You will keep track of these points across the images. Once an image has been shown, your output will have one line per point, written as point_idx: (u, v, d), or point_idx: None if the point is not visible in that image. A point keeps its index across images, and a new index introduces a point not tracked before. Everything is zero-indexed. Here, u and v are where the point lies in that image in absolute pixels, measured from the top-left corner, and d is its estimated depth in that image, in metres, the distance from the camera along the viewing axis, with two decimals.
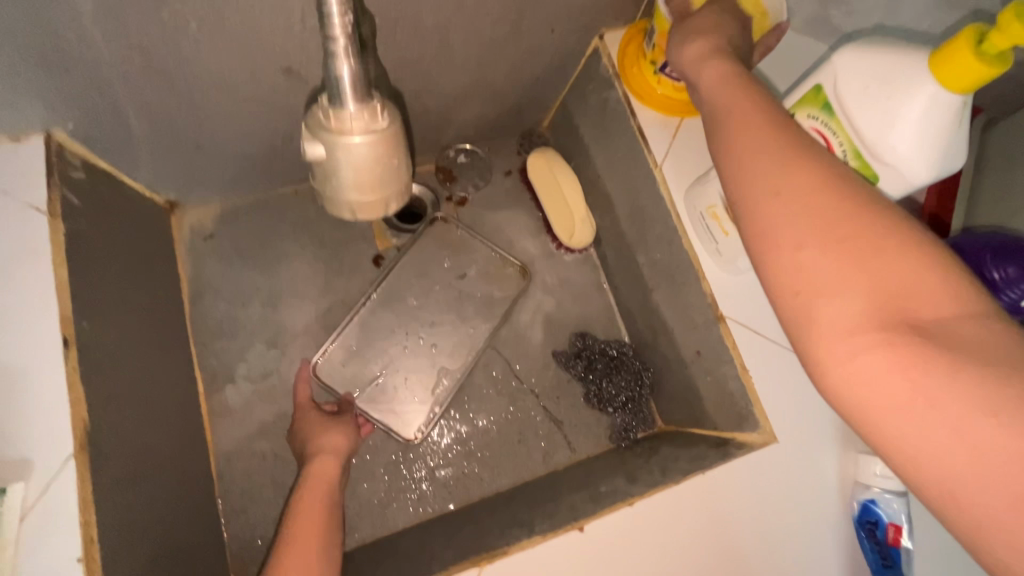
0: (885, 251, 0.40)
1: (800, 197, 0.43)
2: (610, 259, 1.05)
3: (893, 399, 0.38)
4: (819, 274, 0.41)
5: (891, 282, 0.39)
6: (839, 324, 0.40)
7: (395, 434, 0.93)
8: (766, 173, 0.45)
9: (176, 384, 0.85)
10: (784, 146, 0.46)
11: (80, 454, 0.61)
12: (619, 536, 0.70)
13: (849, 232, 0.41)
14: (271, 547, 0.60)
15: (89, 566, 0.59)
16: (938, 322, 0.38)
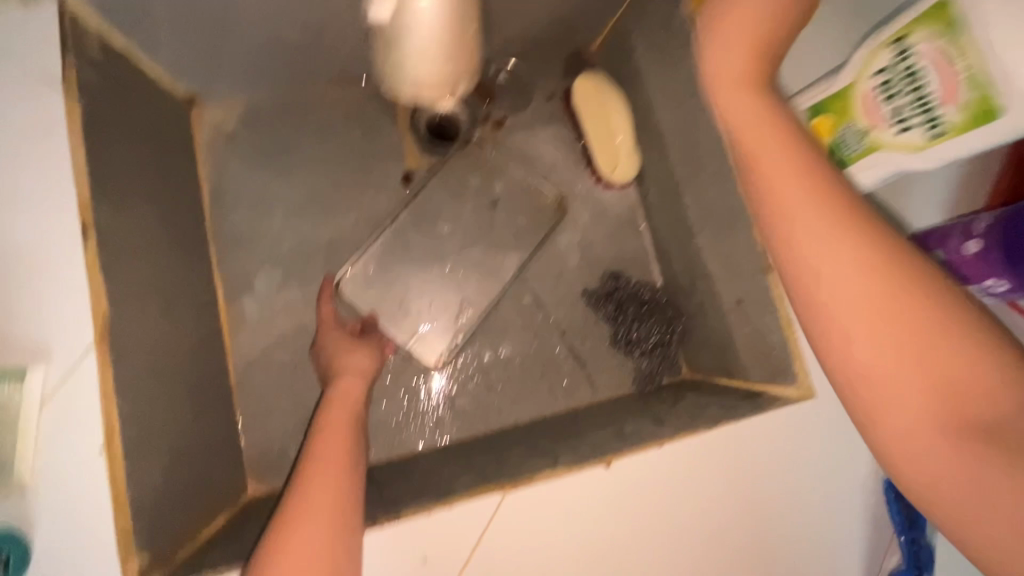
0: (915, 309, 0.42)
1: (845, 257, 0.43)
2: (652, 198, 0.99)
3: (920, 447, 0.42)
4: (859, 332, 0.43)
5: (926, 338, 0.41)
6: (880, 381, 0.42)
7: (417, 359, 0.91)
8: (809, 230, 0.44)
9: (195, 287, 0.83)
10: (840, 226, 0.44)
11: (100, 345, 0.60)
12: (643, 475, 0.69)
13: (888, 292, 0.42)
14: (295, 472, 0.58)
15: (110, 458, 0.58)
16: (956, 370, 0.41)
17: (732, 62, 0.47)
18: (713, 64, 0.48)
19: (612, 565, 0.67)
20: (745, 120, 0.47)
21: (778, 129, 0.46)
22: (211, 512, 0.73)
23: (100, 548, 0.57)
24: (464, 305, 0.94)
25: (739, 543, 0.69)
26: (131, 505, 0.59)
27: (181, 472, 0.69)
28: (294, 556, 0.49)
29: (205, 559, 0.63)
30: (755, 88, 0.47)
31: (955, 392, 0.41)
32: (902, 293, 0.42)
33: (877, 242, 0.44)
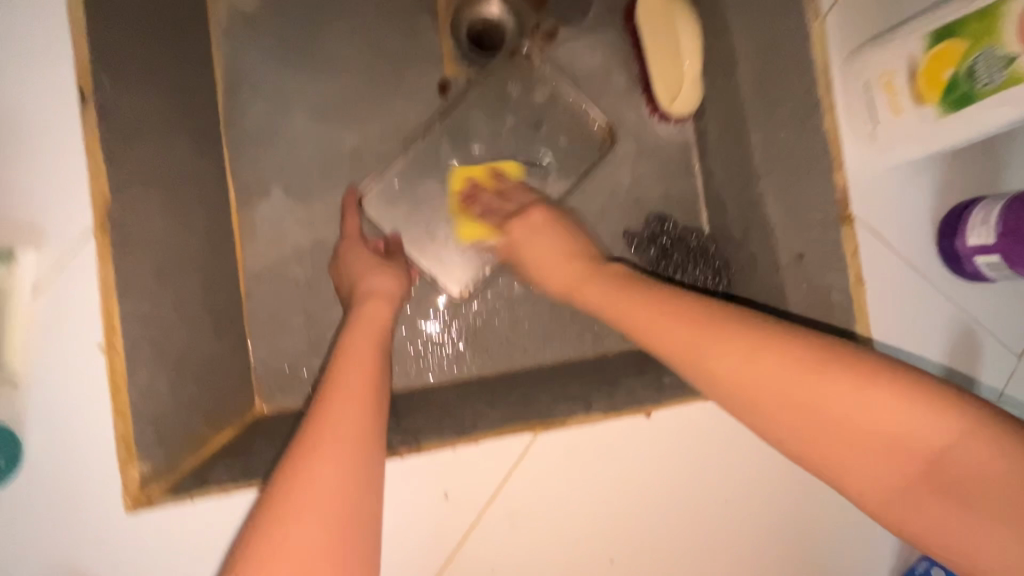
0: (805, 373, 0.43)
1: (730, 350, 0.46)
2: (710, 136, 0.90)
3: (889, 497, 0.41)
4: (780, 413, 0.44)
5: (802, 394, 0.43)
6: (822, 448, 0.43)
7: (439, 286, 0.84)
8: (690, 339, 0.49)
9: (206, 183, 0.75)
10: (700, 324, 0.49)
11: (100, 235, 0.53)
12: (684, 429, 0.63)
13: (778, 367, 0.44)
14: (317, 387, 0.52)
15: (110, 356, 0.53)
16: (859, 409, 0.41)
17: (562, 276, 0.64)
18: (588, 297, 0.61)
19: (641, 521, 0.62)
20: (602, 296, 0.58)
21: (643, 307, 0.53)
22: (218, 425, 0.68)
23: (99, 450, 0.53)
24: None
25: (778, 511, 0.65)
26: (132, 409, 0.54)
27: (187, 380, 0.64)
28: (311, 484, 0.44)
29: (211, 473, 0.58)
30: (591, 275, 0.61)
31: (875, 429, 0.41)
32: (790, 364, 0.44)
33: (741, 322, 0.48)
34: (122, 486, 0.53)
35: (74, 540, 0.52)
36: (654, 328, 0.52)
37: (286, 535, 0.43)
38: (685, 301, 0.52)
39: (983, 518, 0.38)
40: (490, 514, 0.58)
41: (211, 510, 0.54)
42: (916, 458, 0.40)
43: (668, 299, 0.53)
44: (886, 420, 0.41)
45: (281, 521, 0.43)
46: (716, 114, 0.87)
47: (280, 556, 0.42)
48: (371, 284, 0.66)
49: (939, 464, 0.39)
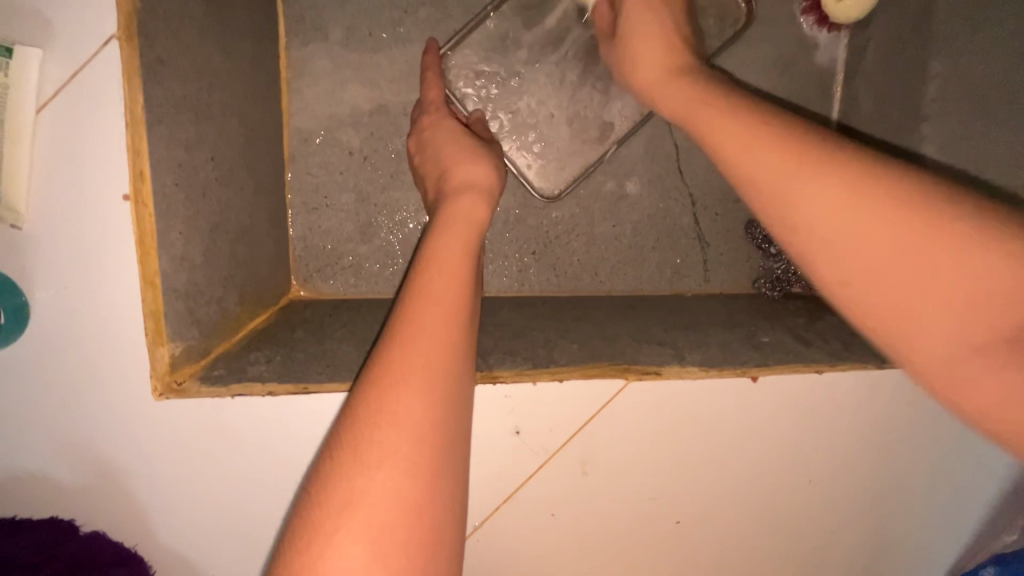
0: (889, 216, 0.33)
1: (808, 179, 0.35)
2: (870, 54, 0.74)
3: (931, 345, 0.32)
4: (845, 255, 0.34)
5: (881, 199, 0.33)
6: (871, 282, 0.33)
7: (529, 185, 0.73)
8: (755, 159, 0.38)
9: (252, 5, 0.59)
10: (780, 137, 0.38)
11: (127, 43, 0.39)
12: (791, 404, 0.54)
13: (860, 203, 0.34)
14: (400, 293, 0.39)
15: (138, 211, 0.42)
16: (960, 259, 0.31)
17: (649, 78, 0.51)
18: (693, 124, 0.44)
19: (711, 488, 0.55)
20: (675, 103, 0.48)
21: (729, 125, 0.41)
22: (252, 306, 0.59)
23: (119, 323, 0.43)
24: (587, 133, 0.73)
25: (860, 497, 0.58)
26: (162, 279, 0.44)
27: (224, 250, 0.54)
28: (393, 436, 0.33)
29: (249, 366, 0.50)
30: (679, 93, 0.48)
31: (947, 281, 0.31)
32: (869, 202, 0.33)
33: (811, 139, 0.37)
34: (149, 369, 0.44)
35: (91, 420, 0.45)
36: (726, 140, 0.40)
37: (358, 500, 0.32)
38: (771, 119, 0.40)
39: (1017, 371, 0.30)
40: (562, 457, 0.52)
41: (252, 410, 0.47)
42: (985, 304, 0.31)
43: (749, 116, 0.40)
44: (983, 274, 0.31)
45: (351, 480, 0.32)
46: (891, 26, 0.70)
47: (349, 526, 0.31)
48: (461, 177, 0.51)
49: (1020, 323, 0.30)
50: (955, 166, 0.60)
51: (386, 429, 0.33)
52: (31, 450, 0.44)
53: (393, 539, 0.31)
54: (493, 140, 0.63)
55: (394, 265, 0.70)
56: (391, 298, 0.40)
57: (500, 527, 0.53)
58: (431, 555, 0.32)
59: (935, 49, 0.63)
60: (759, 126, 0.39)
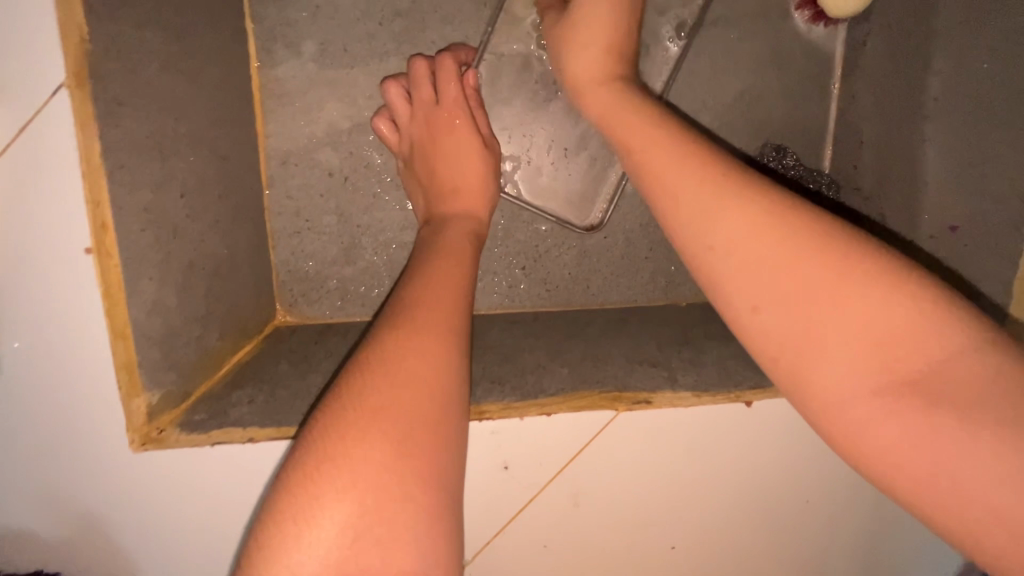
0: (802, 262, 0.34)
1: (725, 213, 0.37)
2: (869, 48, 0.70)
3: (841, 395, 0.33)
4: (764, 291, 0.35)
5: (802, 247, 0.35)
6: (795, 331, 0.34)
7: (572, 225, 0.71)
8: (690, 193, 0.39)
9: (220, 27, 0.56)
10: (712, 174, 0.39)
11: (78, 90, 0.38)
12: (786, 426, 0.53)
13: (777, 249, 0.35)
14: (397, 306, 0.43)
15: (101, 262, 0.40)
16: (865, 309, 0.32)
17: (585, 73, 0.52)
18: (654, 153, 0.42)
19: (706, 512, 0.54)
20: (634, 128, 0.45)
21: (670, 159, 0.41)
22: (235, 340, 0.58)
23: (89, 377, 0.42)
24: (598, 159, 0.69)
25: (859, 516, 0.57)
26: (134, 329, 0.43)
27: (201, 288, 0.52)
28: (410, 382, 0.37)
29: (230, 409, 0.49)
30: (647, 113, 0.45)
31: (854, 324, 0.33)
32: (791, 247, 0.35)
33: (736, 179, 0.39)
34: (126, 422, 0.44)
35: (70, 474, 0.44)
36: (664, 175, 0.41)
37: (366, 439, 0.34)
38: (696, 154, 0.41)
39: (906, 413, 0.31)
40: (552, 490, 0.51)
41: (231, 457, 0.46)
42: (886, 351, 0.32)
43: (679, 152, 0.42)
44: (881, 321, 0.32)
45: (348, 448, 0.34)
46: (890, 20, 0.66)
47: (367, 439, 0.34)
48: (455, 207, 0.57)
49: (917, 375, 0.31)
50: (959, 170, 0.57)
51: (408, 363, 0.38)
52: (10, 505, 0.44)
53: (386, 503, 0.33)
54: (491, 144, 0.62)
55: (381, 287, 0.69)
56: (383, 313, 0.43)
57: (496, 556, 0.53)
58: (437, 480, 0.35)
59: (936, 46, 0.60)
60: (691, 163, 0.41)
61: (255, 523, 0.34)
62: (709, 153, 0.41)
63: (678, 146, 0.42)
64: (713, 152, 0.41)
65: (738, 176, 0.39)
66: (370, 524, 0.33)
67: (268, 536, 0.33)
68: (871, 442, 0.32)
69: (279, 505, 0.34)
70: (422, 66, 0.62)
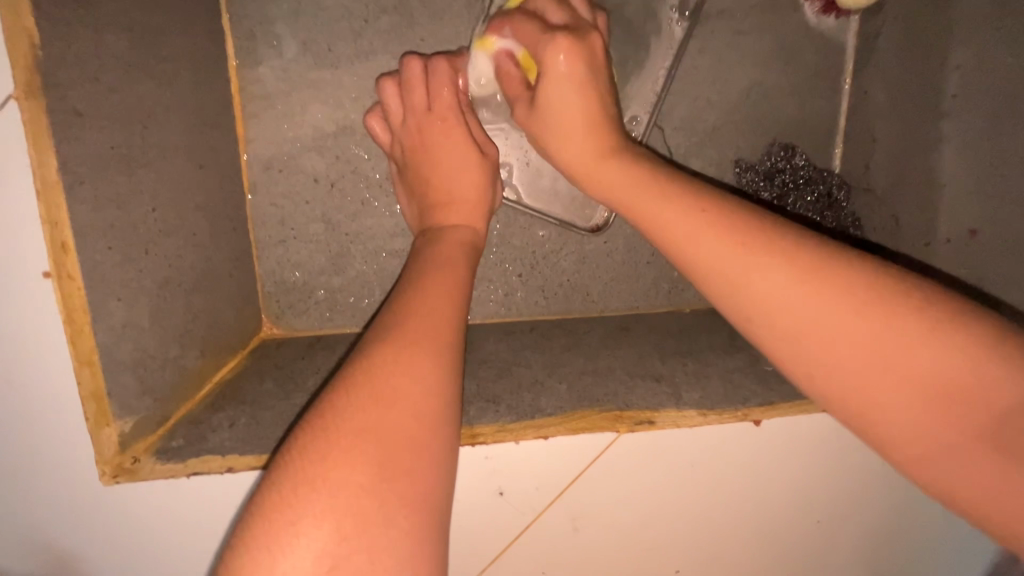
0: (853, 315, 0.34)
1: (763, 272, 0.36)
2: (882, 41, 0.67)
3: (921, 446, 0.33)
4: (818, 354, 0.35)
5: (850, 300, 0.34)
6: (860, 388, 0.34)
7: (576, 226, 0.68)
8: (720, 252, 0.38)
9: (193, 28, 0.53)
10: (737, 230, 0.38)
11: (29, 102, 0.34)
12: (796, 446, 0.50)
13: (826, 304, 0.35)
14: (385, 320, 0.40)
15: (63, 286, 0.37)
16: (928, 357, 0.32)
17: (570, 106, 0.50)
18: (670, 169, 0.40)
19: (711, 534, 0.52)
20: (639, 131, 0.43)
21: (687, 214, 0.41)
22: (217, 357, 0.55)
23: (55, 409, 0.39)
24: None
25: (872, 535, 0.54)
26: (101, 354, 0.40)
27: (178, 305, 0.50)
28: (388, 404, 0.34)
29: (209, 434, 0.47)
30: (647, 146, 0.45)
31: (920, 373, 0.32)
32: (841, 300, 0.34)
33: (764, 233, 0.38)
34: (96, 454, 0.41)
35: (40, 508, 0.42)
36: (684, 233, 0.40)
37: (339, 465, 0.32)
38: (712, 207, 0.40)
39: (987, 456, 0.31)
40: (550, 515, 0.49)
41: (209, 486, 0.43)
42: (956, 398, 0.32)
43: (694, 204, 0.41)
44: (946, 367, 0.32)
45: (320, 475, 0.31)
46: (905, 11, 0.63)
47: (350, 460, 0.32)
48: (451, 218, 0.54)
49: (993, 416, 0.31)
50: (978, 171, 0.54)
51: (394, 377, 0.35)
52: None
53: (361, 537, 0.30)
54: (489, 152, 0.59)
55: (371, 296, 0.66)
56: (369, 325, 0.40)
57: None
58: (423, 504, 0.32)
59: (957, 39, 0.56)
60: (710, 218, 0.40)
61: (225, 553, 0.31)
62: (728, 205, 0.40)
63: (691, 199, 0.42)
64: (730, 202, 0.41)
65: (766, 229, 0.38)
66: (349, 551, 0.30)
67: (238, 567, 0.30)
68: (958, 486, 0.33)
69: (251, 531, 0.31)
70: (416, 65, 0.58)
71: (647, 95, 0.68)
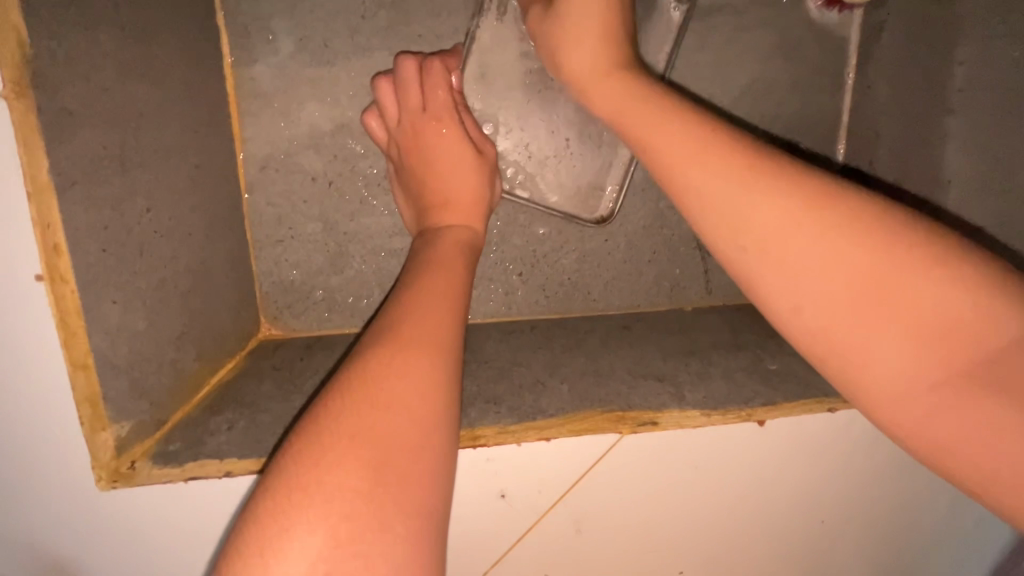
0: (851, 247, 0.32)
1: (757, 199, 0.34)
2: (887, 35, 0.66)
3: (905, 390, 0.31)
4: (806, 287, 0.33)
5: (846, 231, 0.32)
6: (848, 325, 0.32)
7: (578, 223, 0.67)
8: (714, 181, 0.36)
9: (187, 25, 0.52)
10: (734, 158, 0.36)
11: (19, 101, 0.33)
12: (801, 447, 0.49)
13: (821, 234, 0.32)
14: (382, 322, 0.40)
15: (56, 289, 0.37)
16: (922, 294, 0.30)
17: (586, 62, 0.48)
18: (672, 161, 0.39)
19: (714, 535, 0.52)
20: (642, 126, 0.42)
21: (683, 141, 0.39)
22: (214, 359, 0.55)
23: (50, 413, 0.39)
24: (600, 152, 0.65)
25: (877, 535, 0.54)
26: (97, 359, 0.40)
27: (174, 307, 0.49)
28: (384, 408, 0.33)
29: (207, 437, 0.46)
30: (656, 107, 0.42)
31: (912, 312, 0.30)
32: (837, 229, 0.32)
33: (762, 162, 0.36)
34: (92, 458, 0.41)
35: (36, 514, 0.41)
36: (679, 158, 0.38)
37: (333, 471, 0.31)
38: (711, 135, 0.38)
39: (973, 402, 0.29)
40: (552, 517, 0.48)
41: (208, 491, 0.43)
42: (948, 339, 0.30)
43: (695, 131, 0.39)
44: (940, 304, 0.30)
45: (314, 481, 0.31)
46: (910, 6, 0.62)
47: (343, 464, 0.31)
48: (449, 218, 0.53)
49: (982, 361, 0.29)
50: (985, 167, 0.53)
51: (390, 381, 0.35)
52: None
53: (355, 543, 0.30)
54: (487, 153, 0.58)
55: (370, 296, 0.65)
56: (366, 328, 0.40)
57: None
58: (418, 510, 0.32)
59: (962, 33, 0.55)
60: (706, 146, 0.38)
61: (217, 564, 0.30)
62: (727, 134, 0.38)
63: (686, 128, 0.39)
64: (729, 132, 0.39)
65: (765, 158, 0.36)
66: (344, 558, 0.29)
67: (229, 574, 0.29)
68: (936, 435, 0.30)
69: (242, 542, 0.30)
70: (411, 66, 0.57)
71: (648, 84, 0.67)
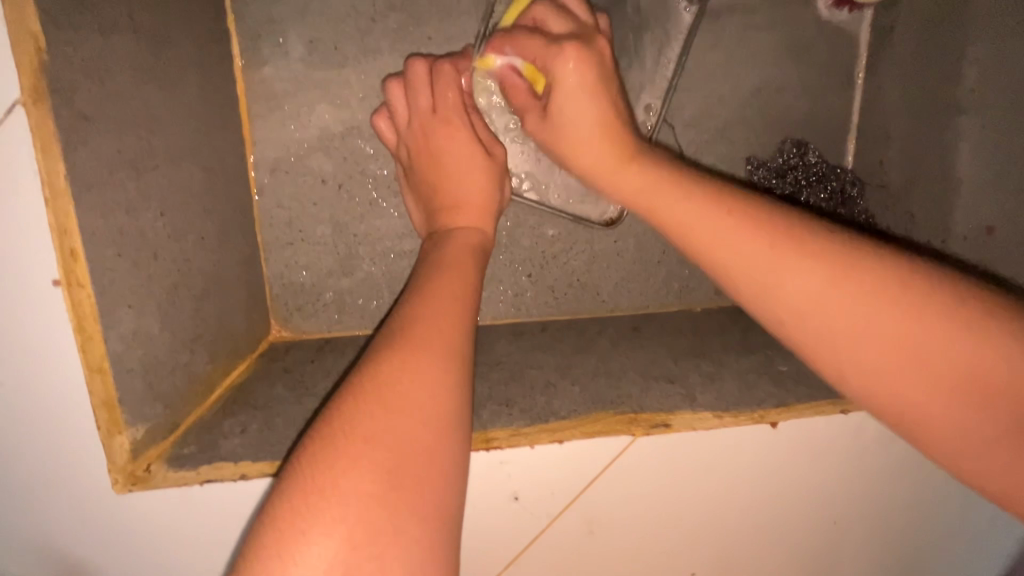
0: (881, 309, 0.34)
1: (788, 268, 0.37)
2: (897, 35, 0.66)
3: (948, 436, 0.34)
4: (846, 348, 0.35)
5: (875, 292, 0.34)
6: (888, 380, 0.34)
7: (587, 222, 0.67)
8: (744, 249, 0.38)
9: (199, 28, 0.52)
10: (756, 226, 0.39)
11: (36, 107, 0.34)
12: (814, 449, 0.49)
13: (852, 298, 0.35)
14: (394, 324, 0.40)
15: (72, 294, 0.37)
16: (955, 348, 0.33)
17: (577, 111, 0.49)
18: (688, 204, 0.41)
19: (726, 537, 0.52)
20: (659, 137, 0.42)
21: (707, 208, 0.41)
22: (226, 362, 0.55)
23: (68, 416, 0.39)
24: None
25: (888, 537, 0.54)
26: (113, 362, 0.40)
27: (188, 310, 0.49)
28: (398, 412, 0.33)
29: (221, 440, 0.46)
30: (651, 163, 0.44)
31: (948, 363, 0.33)
32: (866, 292, 0.35)
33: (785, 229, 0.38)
34: (108, 461, 0.41)
35: (54, 516, 0.42)
36: (703, 228, 0.40)
37: (348, 474, 0.31)
38: (732, 204, 0.41)
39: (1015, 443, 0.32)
40: (565, 519, 0.48)
41: (223, 493, 0.43)
42: (985, 387, 0.32)
43: (715, 199, 0.41)
44: (973, 357, 0.32)
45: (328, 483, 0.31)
46: (922, 5, 0.62)
47: (358, 467, 0.31)
48: (457, 221, 0.53)
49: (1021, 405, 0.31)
50: (997, 168, 0.53)
51: (403, 384, 0.35)
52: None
53: (370, 546, 0.30)
54: (496, 155, 0.58)
55: (380, 298, 0.66)
56: (379, 330, 0.40)
57: None
58: (432, 513, 0.32)
59: (975, 32, 0.55)
60: (727, 213, 0.40)
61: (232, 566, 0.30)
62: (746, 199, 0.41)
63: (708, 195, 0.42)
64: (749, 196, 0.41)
65: (787, 224, 0.38)
66: (359, 560, 0.29)
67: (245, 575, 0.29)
68: (983, 471, 0.33)
69: (257, 545, 0.30)
70: (421, 67, 0.57)
71: (658, 82, 0.67)
